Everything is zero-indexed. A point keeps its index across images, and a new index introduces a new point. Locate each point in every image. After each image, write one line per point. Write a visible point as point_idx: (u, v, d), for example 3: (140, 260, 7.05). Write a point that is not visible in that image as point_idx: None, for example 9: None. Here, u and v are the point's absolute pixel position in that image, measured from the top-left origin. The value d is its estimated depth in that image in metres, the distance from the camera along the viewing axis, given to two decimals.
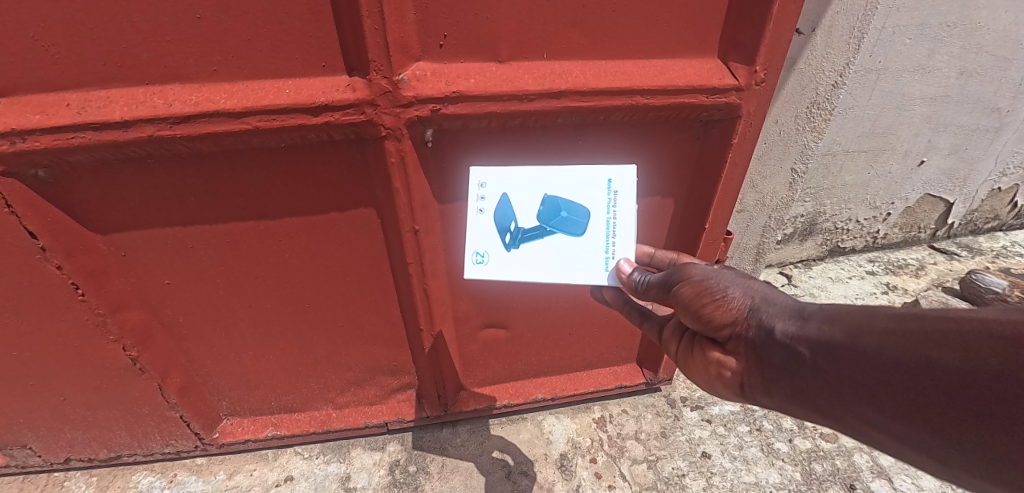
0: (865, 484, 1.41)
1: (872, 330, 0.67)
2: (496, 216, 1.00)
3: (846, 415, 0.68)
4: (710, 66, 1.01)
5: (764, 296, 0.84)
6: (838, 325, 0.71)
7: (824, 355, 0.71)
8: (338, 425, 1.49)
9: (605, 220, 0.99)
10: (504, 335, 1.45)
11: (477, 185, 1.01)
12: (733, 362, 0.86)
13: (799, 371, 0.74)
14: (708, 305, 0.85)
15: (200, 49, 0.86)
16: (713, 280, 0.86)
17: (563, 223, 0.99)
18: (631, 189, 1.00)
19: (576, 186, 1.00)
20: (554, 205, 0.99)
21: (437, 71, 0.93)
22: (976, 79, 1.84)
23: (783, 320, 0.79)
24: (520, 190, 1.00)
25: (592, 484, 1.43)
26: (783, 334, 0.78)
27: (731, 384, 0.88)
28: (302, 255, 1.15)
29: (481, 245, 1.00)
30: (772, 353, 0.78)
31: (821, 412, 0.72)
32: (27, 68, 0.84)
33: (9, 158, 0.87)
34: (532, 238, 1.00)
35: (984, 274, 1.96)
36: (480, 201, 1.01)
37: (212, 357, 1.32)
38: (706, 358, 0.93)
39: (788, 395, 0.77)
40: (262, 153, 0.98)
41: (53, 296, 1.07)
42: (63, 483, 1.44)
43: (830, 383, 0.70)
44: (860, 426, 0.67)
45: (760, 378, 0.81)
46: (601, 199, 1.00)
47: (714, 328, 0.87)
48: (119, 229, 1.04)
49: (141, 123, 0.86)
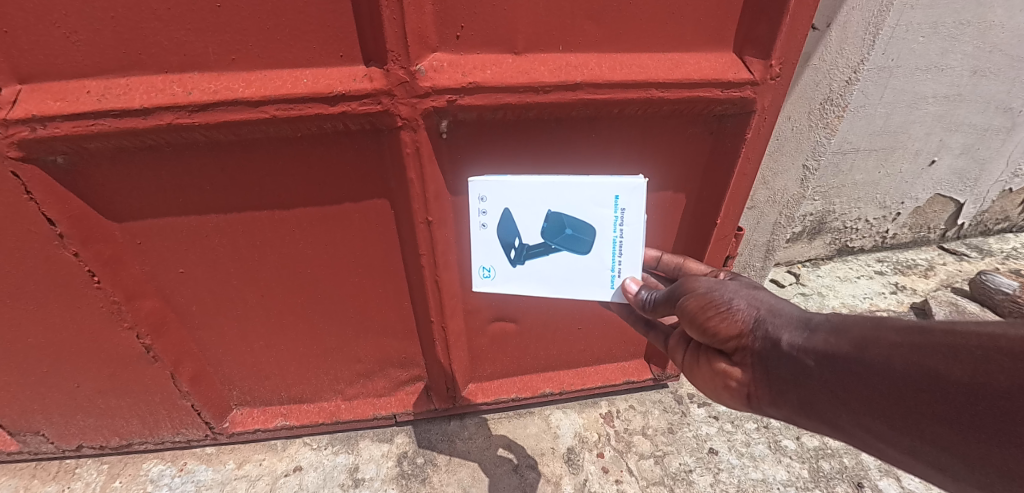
0: (873, 482, 1.41)
1: (880, 342, 0.66)
2: (500, 231, 1.06)
3: (854, 428, 0.67)
4: (726, 60, 1.01)
5: (770, 307, 0.82)
6: (844, 337, 0.70)
7: (830, 367, 0.69)
8: (348, 416, 1.50)
9: (611, 239, 1.02)
10: (513, 329, 1.45)
11: (478, 200, 1.05)
12: (739, 372, 0.83)
13: (805, 383, 0.72)
14: (713, 318, 0.83)
15: (219, 38, 0.87)
16: (716, 293, 0.85)
17: (567, 240, 1.04)
18: (638, 206, 0.99)
19: (582, 204, 1.01)
20: (559, 224, 1.03)
21: (454, 62, 0.93)
22: (989, 78, 1.83)
23: (790, 331, 0.77)
24: (521, 208, 1.04)
25: (599, 479, 1.43)
26: (790, 346, 0.75)
27: (737, 395, 0.85)
28: (314, 245, 1.16)
29: (487, 260, 1.10)
30: (779, 366, 0.76)
31: (829, 425, 0.70)
32: (48, 55, 0.84)
33: (29, 145, 0.88)
34: (536, 255, 1.07)
35: (995, 275, 1.95)
36: (482, 216, 1.06)
37: (223, 347, 1.33)
38: (712, 368, 0.89)
39: (795, 406, 0.75)
40: (277, 143, 0.99)
41: (70, 284, 1.08)
42: (75, 471, 1.46)
43: (837, 395, 0.68)
44: (869, 439, 0.65)
45: (767, 390, 0.79)
46: (608, 217, 1.01)
47: (720, 342, 0.84)
48: (135, 217, 1.05)
49: (160, 110, 0.87)
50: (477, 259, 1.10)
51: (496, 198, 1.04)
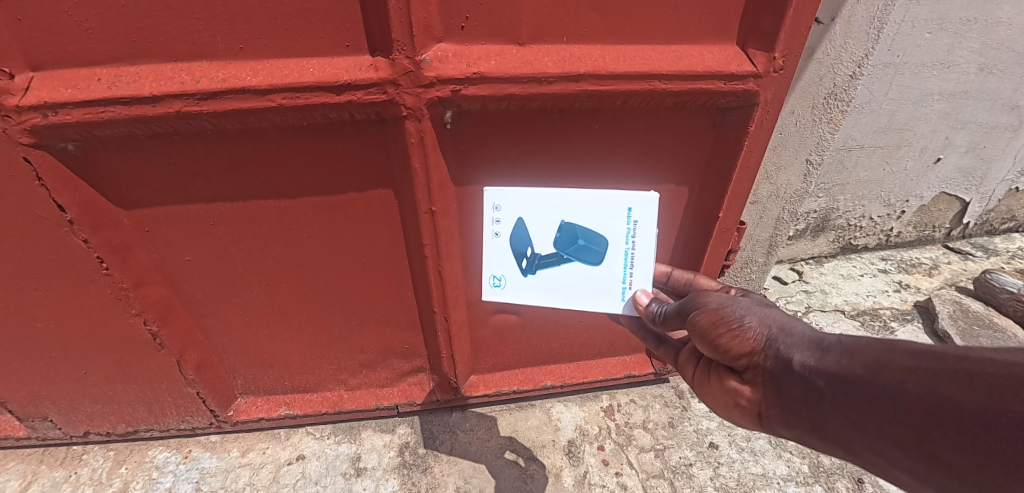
0: (873, 478, 1.41)
1: (893, 366, 0.65)
2: (512, 240, 1.09)
3: (868, 453, 0.66)
4: (729, 52, 1.02)
5: (782, 325, 0.81)
6: (857, 359, 0.69)
7: (842, 389, 0.69)
8: (350, 406, 1.52)
9: (622, 251, 1.04)
10: (515, 321, 1.46)
11: (492, 209, 1.09)
12: (750, 391, 0.82)
13: (818, 405, 0.72)
14: (724, 335, 0.82)
15: (227, 27, 0.88)
16: (729, 308, 0.84)
17: (579, 250, 1.06)
18: (650, 218, 1.02)
19: (595, 215, 1.04)
20: (571, 233, 1.05)
21: (459, 53, 0.94)
22: (996, 76, 1.82)
23: (802, 351, 0.76)
24: (535, 216, 1.07)
25: (599, 471, 1.44)
26: (802, 367, 0.75)
27: (747, 414, 0.84)
28: (319, 235, 1.17)
29: (498, 268, 1.11)
30: (791, 385, 0.75)
31: (842, 447, 0.70)
32: (60, 43, 0.86)
33: (41, 131, 0.89)
34: (548, 264, 1.08)
35: (1001, 275, 1.93)
36: (496, 224, 1.09)
37: (229, 335, 1.34)
38: (722, 386, 0.88)
39: (807, 427, 0.74)
40: (284, 133, 1.01)
41: (78, 270, 1.10)
42: (82, 457, 1.48)
43: (851, 419, 0.67)
44: (884, 465, 0.65)
45: (778, 409, 0.78)
46: (620, 228, 1.04)
47: (731, 359, 0.83)
48: (143, 205, 1.07)
49: (169, 98, 0.88)
50: (488, 266, 1.11)
51: (509, 208, 1.07)
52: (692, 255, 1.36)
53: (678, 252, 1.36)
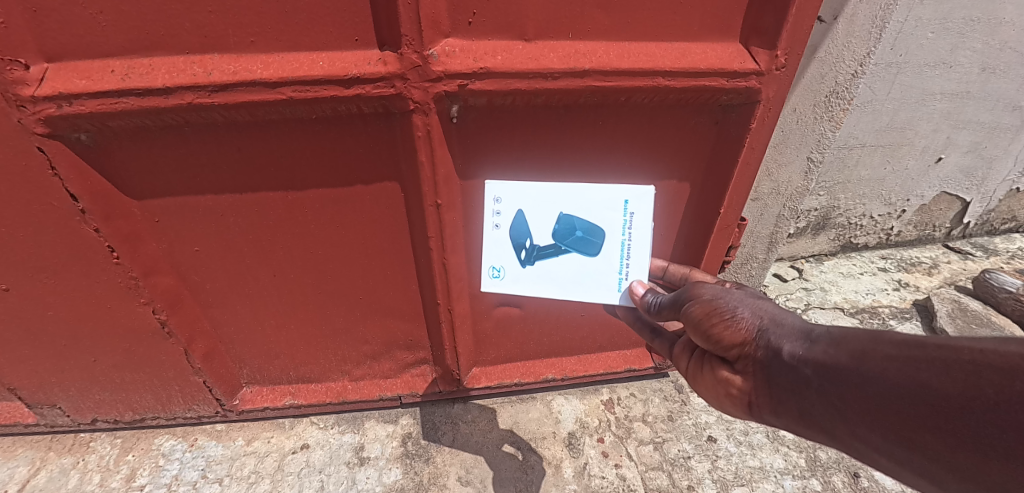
0: (869, 472, 1.43)
1: (876, 355, 0.67)
2: (512, 233, 1.10)
3: (850, 439, 0.68)
4: (732, 50, 1.03)
5: (773, 317, 0.83)
6: (843, 348, 0.71)
7: (829, 379, 0.70)
8: (354, 396, 1.54)
9: (619, 242, 1.07)
10: (517, 313, 1.48)
11: (494, 200, 1.10)
12: (740, 380, 0.83)
13: (805, 393, 0.73)
14: (716, 325, 0.83)
15: (238, 20, 0.89)
16: (721, 300, 0.86)
17: (577, 242, 1.08)
18: (645, 211, 1.05)
19: (594, 207, 1.07)
20: (569, 225, 1.07)
21: (466, 48, 0.96)
22: (998, 76, 1.83)
23: (791, 342, 0.78)
24: (535, 209, 1.09)
25: (599, 462, 1.46)
26: (790, 357, 0.76)
27: (738, 403, 0.86)
28: (323, 227, 1.19)
29: (497, 260, 1.13)
30: (780, 374, 0.77)
31: (827, 434, 0.72)
32: (73, 35, 0.87)
33: (55, 121, 0.91)
34: (545, 256, 1.09)
35: (1000, 274, 1.94)
36: (496, 217, 1.11)
37: (234, 324, 1.36)
38: (714, 376, 0.90)
39: (795, 416, 0.76)
40: (291, 126, 1.02)
41: (89, 258, 1.12)
42: (90, 444, 1.50)
43: (835, 406, 0.69)
44: (865, 450, 0.67)
45: (768, 398, 0.79)
46: (618, 220, 1.07)
47: (723, 349, 0.85)
48: (154, 196, 1.09)
49: (181, 90, 0.90)
50: (488, 259, 1.13)
51: (511, 200, 1.09)
52: (692, 250, 1.38)
53: (678, 248, 1.38)
